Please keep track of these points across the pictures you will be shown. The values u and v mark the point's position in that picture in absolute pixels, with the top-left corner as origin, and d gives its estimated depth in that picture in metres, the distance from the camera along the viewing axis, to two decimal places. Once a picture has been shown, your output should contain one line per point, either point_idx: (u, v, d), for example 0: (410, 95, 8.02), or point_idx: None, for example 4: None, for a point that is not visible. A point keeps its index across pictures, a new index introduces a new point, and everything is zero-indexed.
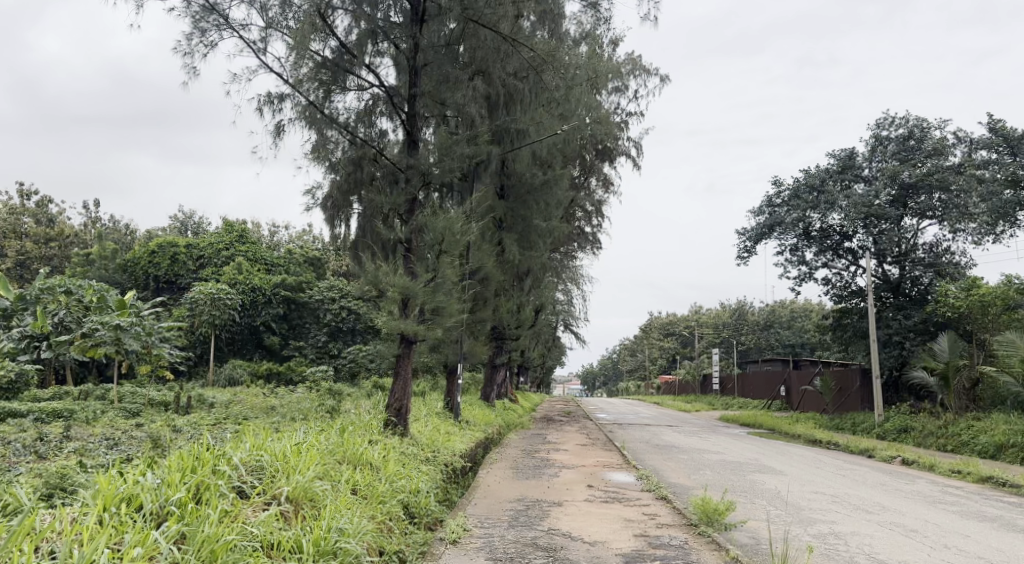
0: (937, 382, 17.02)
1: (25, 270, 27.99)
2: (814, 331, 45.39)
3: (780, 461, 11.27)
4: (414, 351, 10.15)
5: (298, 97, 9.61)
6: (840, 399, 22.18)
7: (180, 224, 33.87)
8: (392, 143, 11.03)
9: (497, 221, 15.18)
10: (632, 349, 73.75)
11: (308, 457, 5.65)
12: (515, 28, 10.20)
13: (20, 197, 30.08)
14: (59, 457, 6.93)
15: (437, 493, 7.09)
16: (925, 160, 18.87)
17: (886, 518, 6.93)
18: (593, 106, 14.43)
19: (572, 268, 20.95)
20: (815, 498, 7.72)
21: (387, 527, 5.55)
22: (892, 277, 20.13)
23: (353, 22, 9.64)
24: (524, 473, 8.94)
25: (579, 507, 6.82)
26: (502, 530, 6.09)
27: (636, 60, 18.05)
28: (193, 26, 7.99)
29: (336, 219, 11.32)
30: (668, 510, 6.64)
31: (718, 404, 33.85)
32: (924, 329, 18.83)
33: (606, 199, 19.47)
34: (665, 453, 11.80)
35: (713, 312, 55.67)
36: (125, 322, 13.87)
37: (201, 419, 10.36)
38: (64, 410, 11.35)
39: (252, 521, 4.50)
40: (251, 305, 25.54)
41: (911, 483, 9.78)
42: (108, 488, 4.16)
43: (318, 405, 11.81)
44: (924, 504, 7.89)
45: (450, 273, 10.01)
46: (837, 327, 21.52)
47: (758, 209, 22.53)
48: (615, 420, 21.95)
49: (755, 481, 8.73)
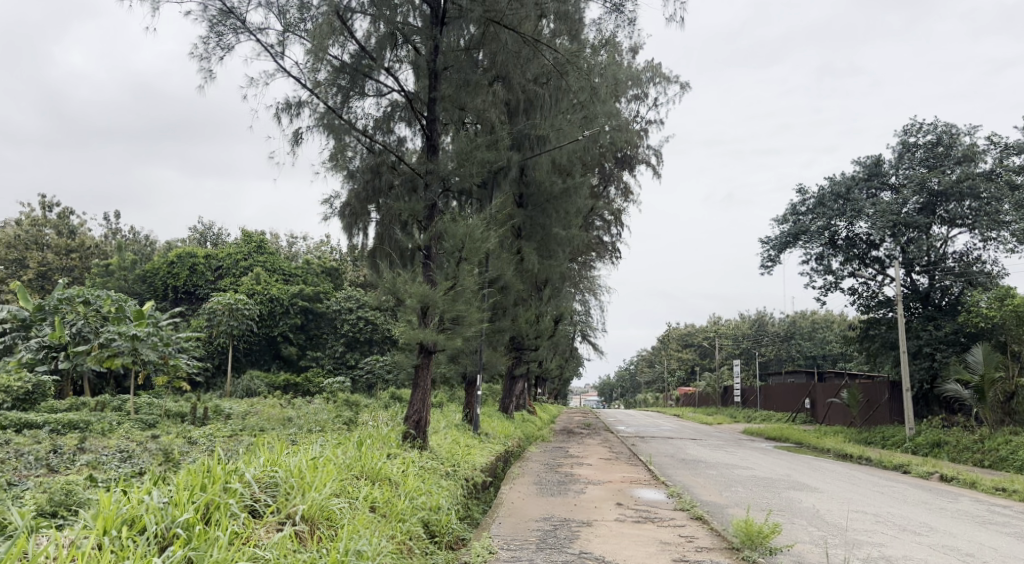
0: (971, 396, 16.24)
1: (47, 281, 28.23)
2: (838, 344, 44.37)
3: (813, 477, 10.83)
4: (432, 362, 9.83)
5: (317, 103, 9.41)
6: (869, 413, 21.59)
7: (199, 235, 34.02)
8: (411, 150, 10.82)
9: (516, 230, 14.88)
10: (650, 360, 73.15)
11: (324, 473, 5.36)
12: (538, 30, 9.86)
13: (42, 210, 30.38)
14: (69, 470, 6.74)
15: (459, 510, 6.80)
16: (955, 167, 18.40)
17: (937, 541, 6.53)
18: (615, 113, 14.12)
19: (591, 277, 20.52)
20: (857, 518, 7.32)
21: (407, 547, 5.30)
22: (921, 287, 19.54)
23: (372, 25, 9.39)
24: (548, 489, 8.58)
25: (611, 527, 6.48)
26: (529, 553, 5.72)
27: (657, 67, 17.75)
28: (210, 30, 7.82)
29: (354, 227, 11.08)
30: (706, 532, 6.26)
31: (740, 417, 33.08)
32: (956, 340, 18.19)
33: (625, 208, 19.09)
34: (693, 469, 11.40)
35: (733, 324, 54.80)
36: (142, 332, 13.67)
37: (218, 432, 10.12)
38: (80, 421, 11.17)
39: (264, 544, 4.21)
40: (269, 315, 25.48)
41: (954, 502, 9.27)
42: (110, 508, 3.87)
43: (336, 416, 11.58)
44: (974, 524, 7.47)
45: (471, 280, 9.66)
46: (864, 337, 20.97)
47: (783, 218, 22.05)
48: (637, 433, 21.51)
49: (791, 500, 8.32)
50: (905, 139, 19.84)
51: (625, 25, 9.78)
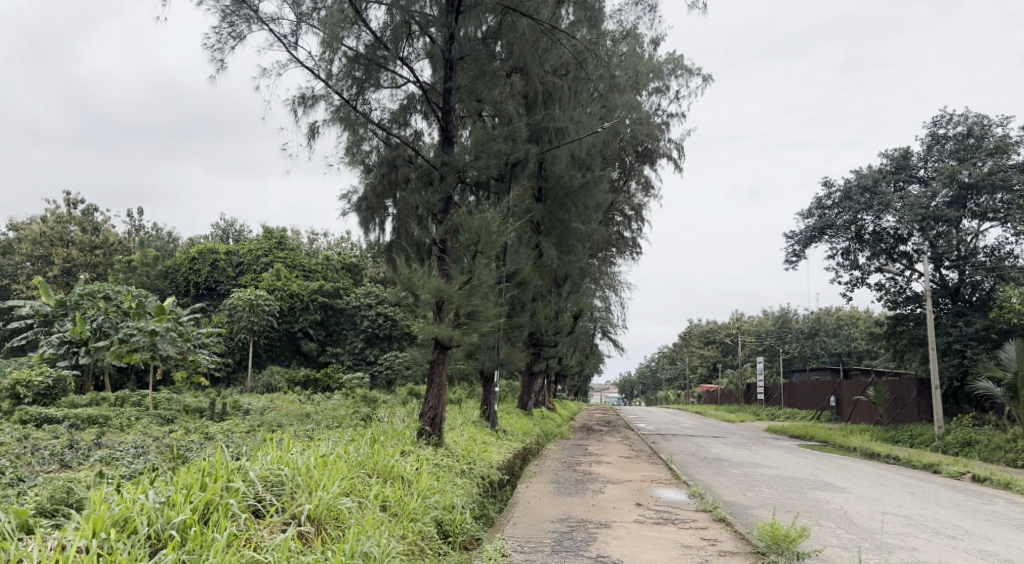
0: (1004, 393, 15.64)
1: (71, 277, 28.50)
2: (864, 341, 43.67)
3: (841, 477, 10.48)
4: (448, 357, 9.63)
5: (331, 96, 9.23)
6: (896, 411, 21.11)
7: (221, 231, 34.24)
8: (428, 144, 10.63)
9: (534, 225, 14.63)
10: (672, 356, 72.67)
11: (333, 471, 5.16)
12: (557, 16, 9.33)
13: (68, 207, 30.66)
14: (82, 466, 6.65)
15: (474, 509, 6.61)
16: (986, 159, 17.80)
17: (974, 545, 6.21)
18: (636, 105, 13.85)
19: (611, 273, 20.23)
20: (888, 520, 7.03)
21: (418, 548, 5.13)
22: (951, 282, 19.01)
23: (387, 15, 9.16)
24: (567, 489, 8.33)
25: (629, 529, 6.25)
26: (544, 556, 5.48)
27: (679, 59, 17.42)
28: (222, 20, 7.64)
29: (371, 222, 10.96)
30: (730, 535, 6.00)
31: (763, 414, 32.61)
32: (987, 337, 17.70)
33: (646, 203, 18.78)
34: (716, 468, 11.11)
35: (755, 320, 54.13)
36: (161, 327, 13.65)
37: (234, 427, 10.04)
38: (99, 416, 11.10)
39: (265, 546, 4.04)
40: (289, 311, 25.66)
41: (988, 503, 8.93)
42: (101, 509, 3.72)
43: (353, 412, 11.44)
44: (1011, 527, 7.14)
45: (487, 275, 9.43)
46: (891, 334, 20.46)
47: (808, 212, 21.60)
48: (659, 430, 21.22)
49: (818, 501, 8.02)
50: (935, 130, 19.36)
51: (647, 13, 9.39)
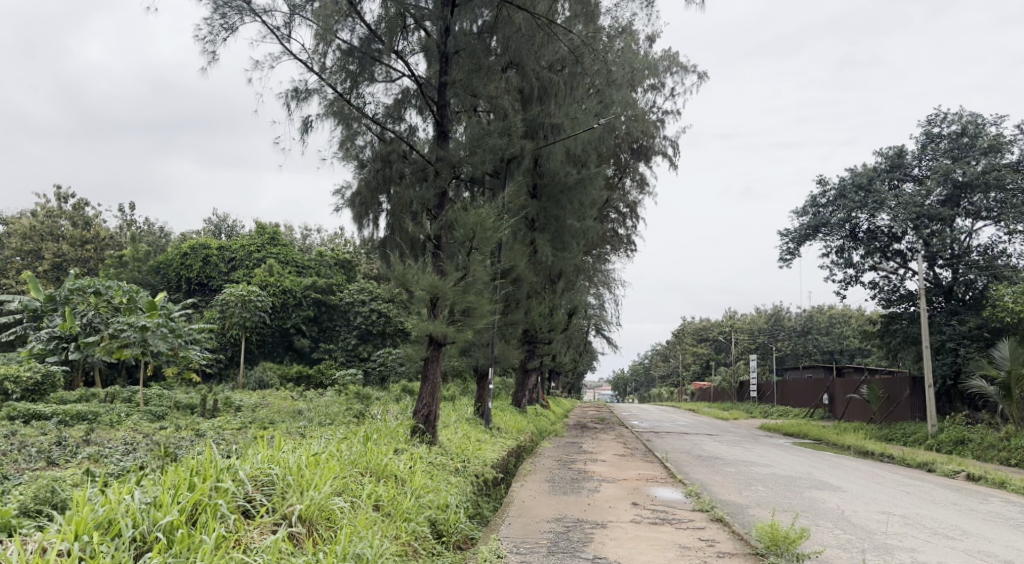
0: (997, 392, 15.66)
1: (62, 272, 28.31)
2: (857, 338, 43.67)
3: (836, 475, 10.44)
4: (442, 354, 9.52)
5: (325, 89, 9.09)
6: (889, 409, 21.11)
7: (214, 226, 34.14)
8: (422, 139, 10.50)
9: (529, 221, 14.53)
10: (664, 353, 72.64)
11: (325, 471, 5.06)
12: (553, 11, 9.24)
13: (59, 201, 30.40)
14: (69, 465, 6.52)
15: (468, 508, 6.53)
16: (980, 159, 17.85)
17: (972, 546, 6.17)
18: (632, 101, 13.74)
19: (605, 271, 20.14)
20: (885, 520, 6.98)
21: (412, 548, 5.04)
22: (945, 280, 19.02)
23: (382, 8, 9.02)
24: (562, 487, 8.26)
25: (626, 529, 6.17)
26: (540, 557, 5.38)
27: (674, 56, 17.32)
28: (214, 11, 7.50)
29: (365, 217, 10.84)
30: (727, 536, 5.93)
31: (757, 412, 32.63)
32: (980, 336, 17.71)
33: (640, 200, 18.70)
34: (710, 466, 11.05)
35: (749, 318, 54.12)
36: (152, 323, 13.49)
37: (225, 424, 9.90)
38: (88, 412, 10.92)
39: (255, 548, 3.94)
40: (282, 308, 25.24)
41: (983, 502, 8.88)
42: (84, 511, 3.61)
43: (345, 410, 11.32)
44: (1008, 527, 7.11)
45: (482, 270, 9.34)
46: (884, 332, 20.46)
47: (803, 210, 21.55)
48: (653, 428, 21.16)
49: (814, 500, 7.98)
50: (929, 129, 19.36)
51: (643, 9, 9.30)
